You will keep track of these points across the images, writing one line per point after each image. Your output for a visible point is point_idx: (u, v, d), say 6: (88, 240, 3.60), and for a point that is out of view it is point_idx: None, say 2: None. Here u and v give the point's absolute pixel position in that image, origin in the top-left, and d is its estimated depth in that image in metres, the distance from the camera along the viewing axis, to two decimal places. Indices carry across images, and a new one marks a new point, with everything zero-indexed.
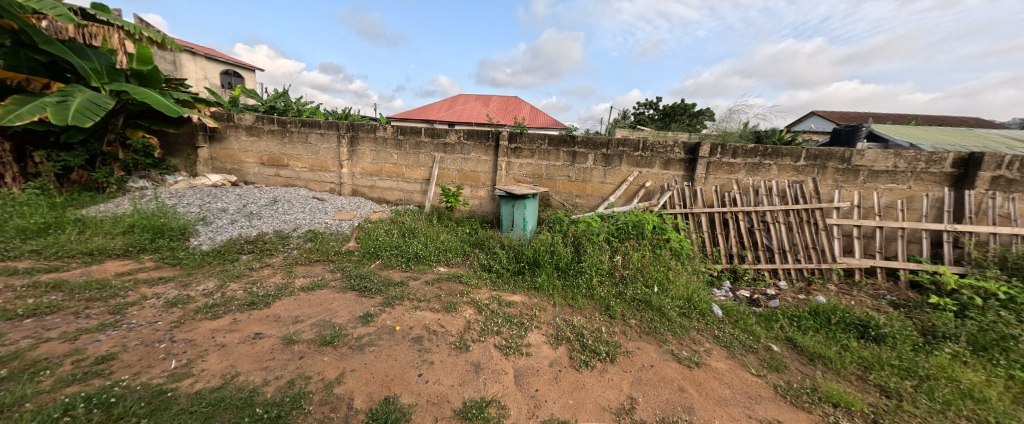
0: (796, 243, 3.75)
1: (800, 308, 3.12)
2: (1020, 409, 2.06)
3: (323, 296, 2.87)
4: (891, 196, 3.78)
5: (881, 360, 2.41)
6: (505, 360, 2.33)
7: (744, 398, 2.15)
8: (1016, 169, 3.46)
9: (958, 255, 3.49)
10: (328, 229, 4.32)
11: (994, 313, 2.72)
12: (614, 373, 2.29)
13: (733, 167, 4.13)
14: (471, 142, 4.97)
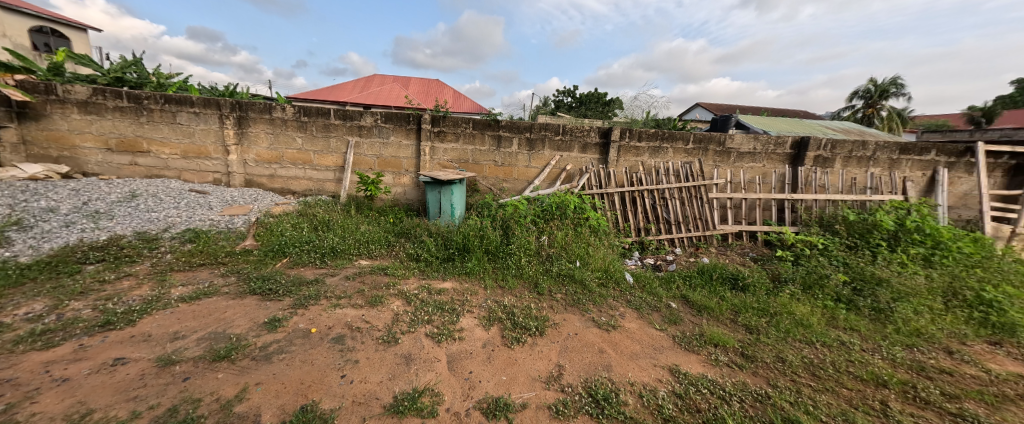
0: (687, 215, 4.26)
1: (691, 268, 3.63)
2: (831, 328, 2.67)
3: (212, 305, 2.50)
4: (752, 173, 4.52)
5: (746, 305, 2.91)
6: (438, 347, 2.30)
7: (648, 350, 2.43)
8: (828, 149, 4.37)
9: (795, 218, 4.29)
10: (214, 227, 3.75)
11: (817, 260, 3.45)
12: (544, 345, 2.42)
13: (639, 150, 4.55)
14: (393, 126, 4.67)
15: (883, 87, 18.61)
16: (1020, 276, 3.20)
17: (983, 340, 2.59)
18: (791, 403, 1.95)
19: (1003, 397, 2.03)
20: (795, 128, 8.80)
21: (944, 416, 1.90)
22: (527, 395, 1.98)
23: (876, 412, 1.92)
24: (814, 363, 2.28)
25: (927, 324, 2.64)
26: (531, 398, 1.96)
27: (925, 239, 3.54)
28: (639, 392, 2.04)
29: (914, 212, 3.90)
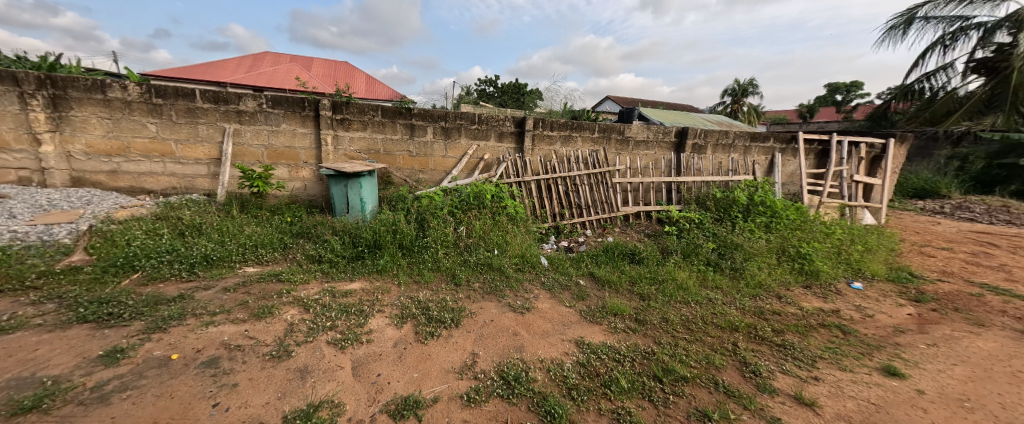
0: (596, 200, 4.66)
1: (598, 247, 4.00)
2: (702, 287, 3.22)
3: (16, 344, 1.94)
4: (646, 160, 5.09)
5: (640, 275, 3.32)
6: (341, 354, 2.15)
7: (556, 326, 2.61)
8: (703, 138, 5.16)
9: (680, 197, 4.97)
10: (20, 240, 2.89)
11: (694, 232, 4.09)
12: (459, 336, 2.43)
13: (552, 139, 4.75)
14: (284, 112, 4.09)
15: (744, 87, 22.54)
16: (826, 234, 4.19)
17: (800, 285, 3.36)
18: (670, 355, 2.28)
19: (810, 327, 2.67)
20: (684, 119, 10.28)
21: (774, 347, 2.41)
22: (439, 388, 1.97)
23: (729, 352, 2.35)
24: (689, 320, 2.69)
25: (766, 277, 3.34)
26: (443, 391, 1.96)
27: (766, 209, 4.35)
28: (547, 367, 2.17)
29: (762, 189, 4.80)
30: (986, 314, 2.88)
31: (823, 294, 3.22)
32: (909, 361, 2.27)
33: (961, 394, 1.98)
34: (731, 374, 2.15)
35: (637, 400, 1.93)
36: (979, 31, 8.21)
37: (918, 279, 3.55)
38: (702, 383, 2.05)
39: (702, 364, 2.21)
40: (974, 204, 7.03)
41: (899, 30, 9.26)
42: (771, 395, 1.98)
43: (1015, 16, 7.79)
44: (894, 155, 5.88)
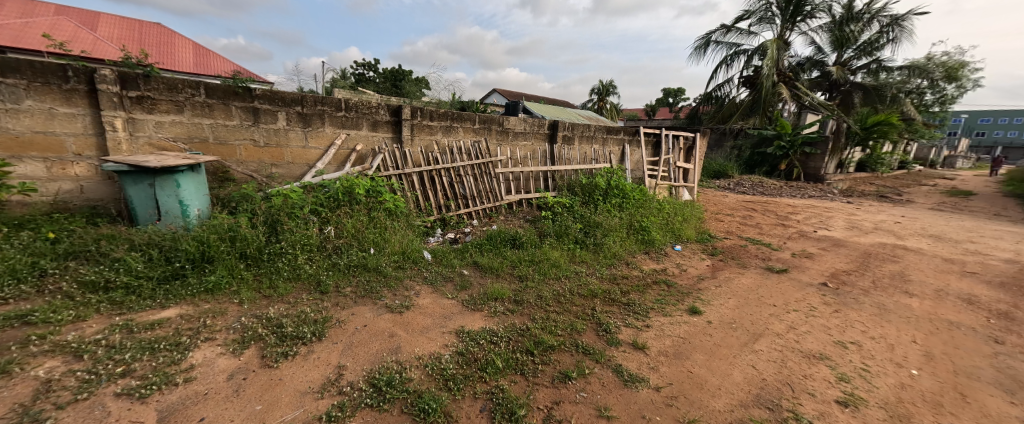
0: (481, 190, 4.67)
1: (482, 236, 4.03)
2: (571, 263, 3.58)
3: None
4: (525, 150, 5.27)
5: (520, 258, 3.50)
6: (142, 405, 1.64)
7: (435, 320, 2.54)
8: (570, 130, 5.67)
9: (554, 185, 5.36)
10: None
11: (567, 215, 4.48)
12: (322, 350, 2.14)
13: (433, 129, 4.42)
14: (27, 82, 2.77)
15: (606, 88, 25.78)
16: (661, 209, 5.13)
17: (641, 252, 4.06)
18: (541, 328, 2.46)
19: (647, 284, 3.27)
20: (561, 113, 11.25)
21: (622, 307, 2.83)
22: (292, 415, 1.69)
23: (589, 316, 2.67)
24: (559, 294, 2.95)
25: (617, 248, 3.90)
26: (297, 417, 1.69)
27: (620, 192, 5.11)
28: (425, 363, 2.09)
29: (616, 175, 5.53)
30: (748, 259, 4.02)
31: (656, 257, 3.96)
32: (706, 302, 2.98)
33: (731, 318, 2.73)
34: (589, 335, 2.43)
35: (510, 377, 2.02)
36: (745, 55, 11.27)
37: (715, 239, 4.71)
38: (566, 349, 2.26)
39: (567, 331, 2.45)
40: (744, 182, 9.70)
41: (701, 50, 12.04)
42: (616, 346, 2.32)
43: (761, 49, 10.88)
44: (700, 146, 7.57)
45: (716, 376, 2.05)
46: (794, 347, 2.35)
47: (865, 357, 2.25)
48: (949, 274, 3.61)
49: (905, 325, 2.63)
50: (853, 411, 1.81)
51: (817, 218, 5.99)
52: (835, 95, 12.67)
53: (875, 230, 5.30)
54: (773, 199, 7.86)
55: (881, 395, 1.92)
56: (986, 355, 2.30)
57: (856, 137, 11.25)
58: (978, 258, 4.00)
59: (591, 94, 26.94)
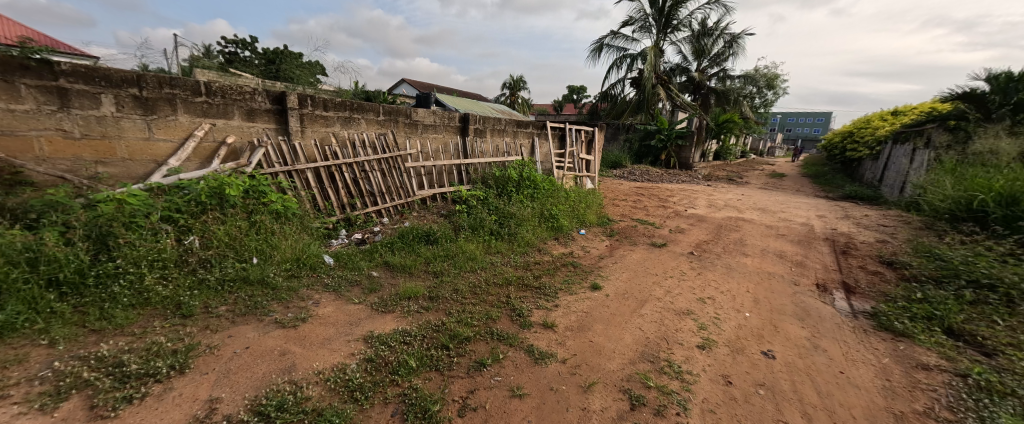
0: (390, 186, 4.35)
1: (393, 235, 3.78)
2: (487, 254, 3.57)
3: None
4: (436, 143, 5.03)
5: (434, 254, 3.38)
6: None
7: (337, 330, 2.32)
8: (482, 123, 5.56)
9: (467, 178, 5.25)
10: None
11: (484, 208, 4.43)
12: (185, 384, 1.79)
13: (328, 120, 3.92)
14: None
15: (515, 83, 26.09)
16: (570, 197, 5.42)
17: (552, 238, 4.24)
18: (456, 322, 2.43)
19: (556, 267, 3.46)
20: (472, 105, 11.01)
21: (534, 291, 2.96)
22: None
23: (504, 303, 2.72)
24: (476, 286, 2.95)
25: (530, 236, 4.00)
26: None
27: (531, 183, 5.16)
28: (326, 377, 1.90)
29: (528, 167, 5.56)
30: (637, 237, 4.56)
31: (565, 242, 4.19)
32: (604, 277, 3.31)
33: (624, 289, 3.08)
34: (503, 322, 2.49)
35: (424, 375, 1.96)
36: (631, 59, 12.53)
37: (612, 221, 5.18)
38: (480, 338, 2.28)
39: (482, 320, 2.47)
40: (635, 170, 10.91)
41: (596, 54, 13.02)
42: (529, 328, 2.42)
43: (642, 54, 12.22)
44: (599, 139, 8.21)
45: (611, 342, 2.31)
46: (669, 307, 2.76)
47: (717, 307, 2.78)
48: (769, 236, 4.64)
49: (745, 279, 3.30)
50: (707, 351, 2.22)
51: (687, 200, 7.07)
52: (698, 98, 14.99)
53: (725, 206, 6.49)
54: (657, 185, 8.98)
55: (727, 336, 2.40)
56: (791, 294, 3.03)
57: (712, 131, 13.55)
58: (792, 224, 5.18)
59: (499, 87, 27.20)
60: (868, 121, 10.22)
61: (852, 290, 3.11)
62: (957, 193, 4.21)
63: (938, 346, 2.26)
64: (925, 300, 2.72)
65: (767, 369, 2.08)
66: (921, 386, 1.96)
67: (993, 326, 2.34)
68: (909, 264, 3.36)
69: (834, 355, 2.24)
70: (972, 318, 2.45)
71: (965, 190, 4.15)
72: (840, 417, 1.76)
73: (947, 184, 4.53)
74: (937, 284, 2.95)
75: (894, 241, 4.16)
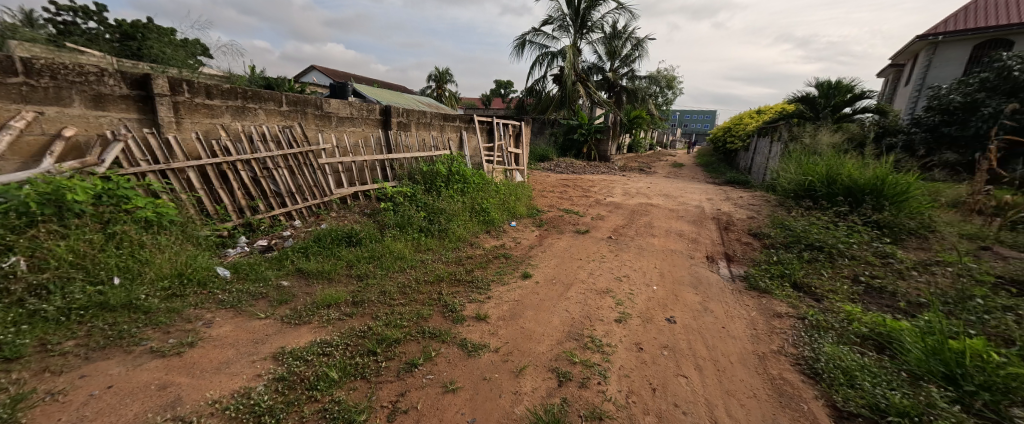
0: (301, 185, 3.96)
1: (307, 239, 3.47)
2: (416, 252, 3.47)
3: None
4: (354, 137, 4.70)
5: (358, 256, 3.19)
6: None
7: (238, 352, 2.04)
8: (405, 116, 5.30)
9: (393, 174, 5.01)
10: None
11: (410, 204, 4.28)
12: None
13: (213, 110, 3.42)
14: None
15: (442, 75, 25.31)
16: (499, 190, 5.48)
17: (484, 232, 4.27)
18: (383, 325, 2.34)
19: (488, 259, 3.51)
20: (396, 98, 10.48)
21: (466, 285, 2.97)
22: None
23: (435, 300, 2.69)
24: (405, 285, 2.86)
25: (462, 231, 3.98)
26: None
27: (461, 177, 5.11)
28: (225, 406, 1.67)
29: (457, 161, 5.49)
30: (563, 226, 4.80)
31: (496, 234, 4.25)
32: (534, 266, 3.44)
33: (552, 275, 3.25)
34: (436, 319, 2.47)
35: (349, 385, 1.86)
36: (552, 57, 13.01)
37: (541, 212, 5.38)
38: (412, 338, 2.23)
39: (413, 319, 2.42)
40: (560, 163, 11.42)
41: (519, 49, 13.24)
42: (461, 322, 2.43)
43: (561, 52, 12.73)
44: (525, 132, 8.40)
45: (541, 326, 2.43)
46: (592, 288, 3.00)
47: (631, 284, 3.09)
48: (674, 219, 5.23)
49: (653, 257, 3.72)
50: (623, 323, 2.47)
51: (606, 189, 7.62)
52: (613, 96, 16.03)
53: (637, 194, 7.14)
54: (580, 176, 9.52)
55: (639, 308, 2.68)
56: (687, 266, 3.49)
57: (626, 126, 14.73)
58: (691, 207, 5.90)
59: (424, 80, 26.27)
60: (739, 120, 12.10)
61: (731, 259, 3.69)
62: (797, 177, 5.11)
63: (788, 297, 2.80)
64: (778, 261, 3.35)
65: (671, 333, 2.38)
66: (778, 330, 2.42)
67: (825, 278, 2.97)
68: (767, 233, 4.11)
69: (718, 314, 2.64)
70: (809, 272, 3.10)
71: (803, 175, 5.01)
72: (723, 364, 2.10)
73: (793, 167, 5.53)
74: (787, 248, 3.64)
75: (762, 216, 5.00)
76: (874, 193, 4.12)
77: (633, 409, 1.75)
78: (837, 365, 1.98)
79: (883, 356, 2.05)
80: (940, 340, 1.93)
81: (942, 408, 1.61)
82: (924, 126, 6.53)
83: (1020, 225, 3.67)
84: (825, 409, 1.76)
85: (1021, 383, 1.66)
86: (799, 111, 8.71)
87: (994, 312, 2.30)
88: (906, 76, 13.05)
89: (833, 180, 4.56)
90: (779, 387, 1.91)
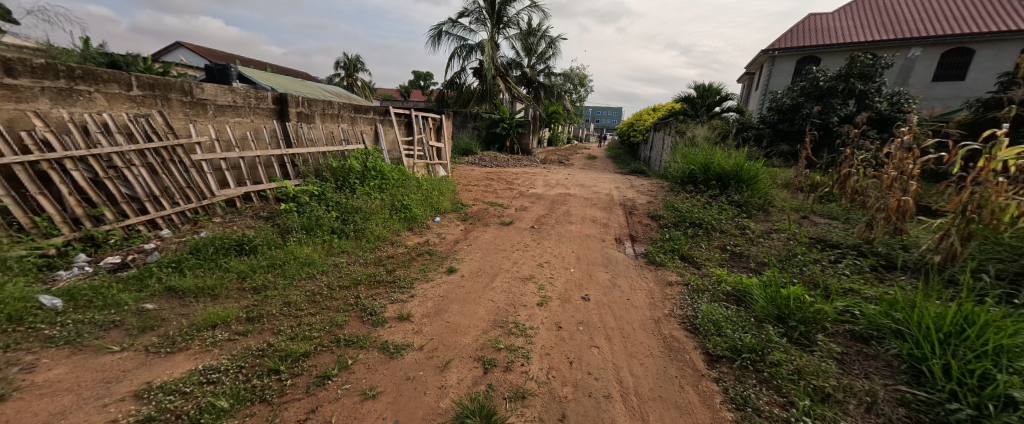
0: (168, 186, 3.32)
1: (179, 251, 2.94)
2: (328, 257, 3.20)
3: None
4: (241, 129, 4.08)
5: (252, 266, 2.83)
6: None
7: (76, 400, 1.64)
8: (306, 106, 4.76)
9: (295, 171, 4.49)
10: None
11: (317, 205, 3.91)
12: None
13: (20, 93, 2.62)
14: None
15: (352, 63, 23.41)
16: (420, 186, 5.28)
17: (406, 230, 4.11)
18: (288, 340, 2.12)
19: (411, 258, 3.40)
20: (298, 86, 9.39)
21: (387, 286, 2.85)
22: None
23: (352, 306, 2.53)
24: (315, 293, 2.63)
25: (381, 230, 3.77)
26: None
27: (378, 174, 4.83)
28: None
29: (372, 156, 5.16)
30: (488, 219, 4.84)
31: (419, 231, 4.12)
32: (460, 260, 3.43)
33: (476, 268, 3.27)
34: (352, 325, 2.32)
35: (244, 411, 1.64)
36: (470, 50, 12.90)
37: (465, 206, 5.35)
38: (324, 348, 2.07)
39: (324, 329, 2.24)
40: (483, 156, 11.44)
41: (436, 40, 12.86)
42: (382, 325, 2.33)
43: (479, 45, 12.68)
44: (446, 126, 8.21)
45: (467, 318, 2.45)
46: (514, 276, 3.12)
47: (551, 269, 3.27)
48: (589, 207, 5.60)
49: (571, 242, 3.96)
50: (544, 305, 2.62)
51: (528, 181, 7.85)
52: (532, 91, 16.49)
53: (557, 185, 7.49)
54: (503, 169, 9.64)
55: (558, 290, 2.85)
56: (599, 249, 3.80)
57: (544, 121, 15.32)
58: (604, 195, 6.39)
59: (331, 67, 24.01)
60: (638, 117, 13.44)
61: (634, 239, 4.11)
62: (683, 166, 5.85)
63: (677, 267, 3.25)
64: (669, 238, 3.83)
65: (587, 310, 2.59)
66: (670, 297, 2.79)
67: (704, 250, 3.49)
68: (662, 215, 4.67)
69: (624, 287, 2.95)
70: (692, 246, 3.60)
71: (688, 164, 5.74)
72: (627, 331, 2.35)
73: (680, 158, 6.30)
74: (676, 226, 4.18)
75: (658, 200, 5.63)
76: (736, 178, 4.94)
77: (553, 383, 1.87)
78: (707, 318, 2.36)
79: (740, 308, 2.50)
80: (777, 290, 2.42)
81: (776, 341, 2.08)
82: (768, 123, 7.99)
83: (824, 197, 4.78)
84: (701, 355, 2.11)
85: (821, 315, 2.22)
86: (683, 109, 10.06)
87: (810, 264, 2.95)
88: (756, 82, 15.85)
89: (708, 166, 5.33)
90: (669, 343, 2.23)
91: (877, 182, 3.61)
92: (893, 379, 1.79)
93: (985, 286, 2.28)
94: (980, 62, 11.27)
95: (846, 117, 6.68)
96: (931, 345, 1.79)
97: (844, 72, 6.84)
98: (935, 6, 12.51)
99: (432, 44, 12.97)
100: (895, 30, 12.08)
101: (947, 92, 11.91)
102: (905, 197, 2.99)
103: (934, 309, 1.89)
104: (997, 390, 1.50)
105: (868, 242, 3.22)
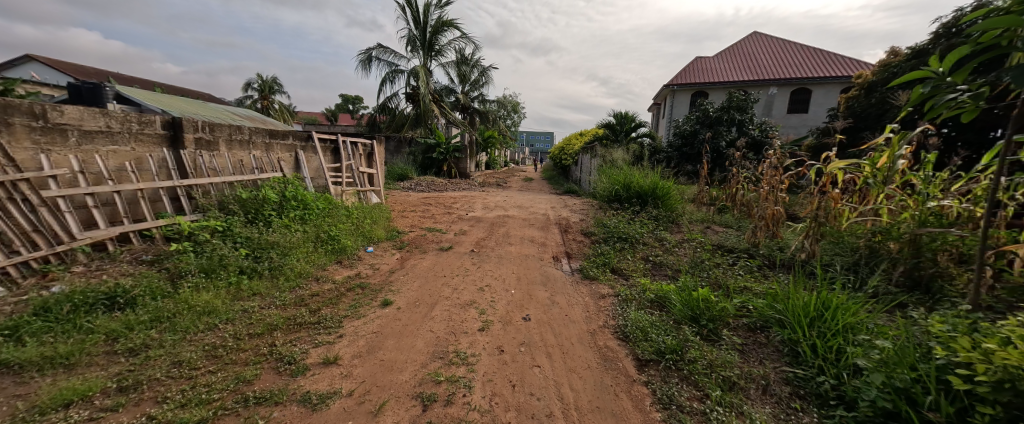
0: (3, 231, 2.70)
1: (20, 312, 2.38)
2: (233, 302, 2.82)
3: None
4: (118, 160, 3.52)
5: (127, 322, 2.39)
6: None
7: None
8: (208, 132, 4.25)
9: (192, 205, 3.95)
10: None
11: (220, 241, 3.46)
12: None
13: None
14: None
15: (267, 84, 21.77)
16: (349, 214, 4.97)
17: (333, 262, 3.82)
18: (176, 408, 1.80)
19: (340, 294, 3.15)
20: (201, 110, 8.41)
21: (311, 328, 2.59)
22: None
23: (266, 355, 2.26)
24: (215, 346, 2.30)
25: (303, 266, 3.46)
26: None
27: (299, 203, 4.46)
28: None
29: (292, 185, 4.76)
30: (425, 245, 4.71)
31: (350, 263, 3.86)
32: (395, 292, 3.26)
33: (410, 298, 3.13)
34: (265, 379, 2.05)
35: None
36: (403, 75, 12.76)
37: (402, 233, 5.14)
38: (226, 412, 1.80)
39: (227, 388, 1.95)
40: (421, 181, 11.22)
41: (365, 64, 12.54)
42: (303, 373, 2.10)
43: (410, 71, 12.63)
44: (377, 152, 7.94)
45: (402, 354, 2.31)
46: (452, 303, 3.03)
47: (491, 293, 3.24)
48: (526, 227, 5.73)
49: (511, 264, 4.00)
50: (482, 331, 2.58)
51: (467, 205, 7.84)
52: (467, 117, 16.72)
53: (494, 207, 7.58)
54: (440, 194, 9.46)
55: (498, 314, 2.84)
56: (538, 268, 3.88)
57: (479, 146, 15.57)
58: (541, 216, 6.58)
59: (245, 89, 22.09)
60: (568, 141, 14.31)
61: (570, 257, 4.27)
62: (609, 186, 6.28)
63: (608, 280, 3.44)
64: (601, 253, 4.06)
65: (527, 331, 2.60)
66: (604, 309, 2.93)
67: (630, 261, 3.76)
68: (593, 232, 4.94)
69: (561, 305, 3.02)
70: (621, 259, 3.84)
71: (613, 184, 6.15)
72: (566, 347, 2.41)
73: (605, 179, 6.76)
74: (606, 241, 4.46)
75: (589, 219, 5.96)
76: (654, 196, 5.41)
77: (495, 410, 1.84)
78: (635, 325, 2.52)
79: (662, 313, 2.71)
80: (689, 293, 2.66)
81: (692, 340, 2.27)
82: (674, 147, 8.97)
83: (724, 210, 5.44)
84: (631, 362, 2.22)
85: (724, 312, 2.48)
86: (606, 134, 10.95)
87: (714, 268, 3.31)
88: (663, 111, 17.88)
89: (629, 184, 5.79)
90: (604, 355, 2.31)
91: (758, 195, 4.21)
92: (779, 362, 2.07)
93: (836, 275, 2.75)
94: (818, 99, 13.98)
95: (731, 142, 7.79)
96: (805, 329, 2.11)
97: (731, 105, 7.96)
98: (788, 54, 15.41)
99: (361, 69, 12.62)
100: (762, 71, 14.59)
101: (799, 122, 14.47)
102: (777, 207, 3.53)
103: (801, 299, 2.22)
104: (848, 361, 1.82)
105: (755, 245, 3.71)
